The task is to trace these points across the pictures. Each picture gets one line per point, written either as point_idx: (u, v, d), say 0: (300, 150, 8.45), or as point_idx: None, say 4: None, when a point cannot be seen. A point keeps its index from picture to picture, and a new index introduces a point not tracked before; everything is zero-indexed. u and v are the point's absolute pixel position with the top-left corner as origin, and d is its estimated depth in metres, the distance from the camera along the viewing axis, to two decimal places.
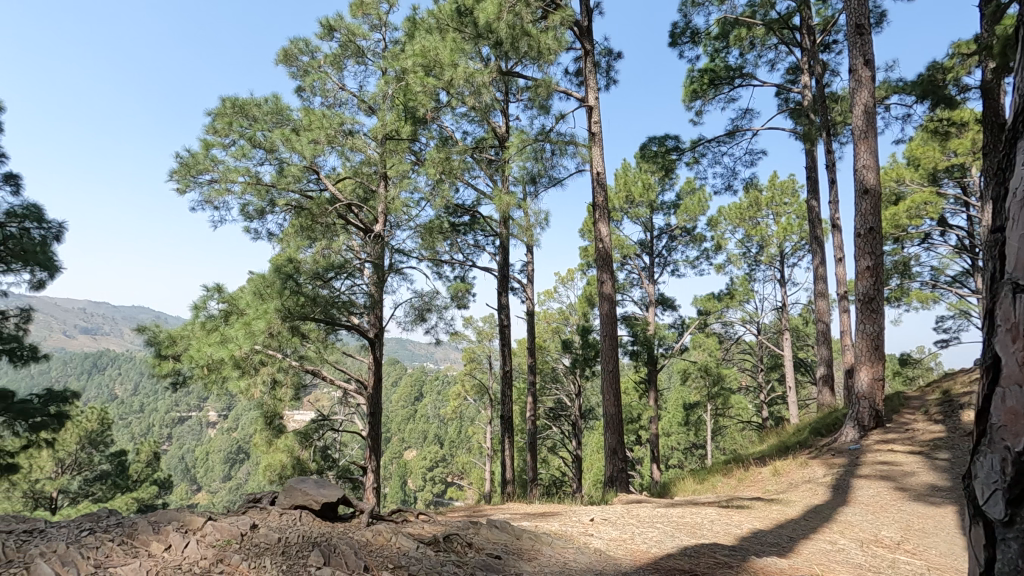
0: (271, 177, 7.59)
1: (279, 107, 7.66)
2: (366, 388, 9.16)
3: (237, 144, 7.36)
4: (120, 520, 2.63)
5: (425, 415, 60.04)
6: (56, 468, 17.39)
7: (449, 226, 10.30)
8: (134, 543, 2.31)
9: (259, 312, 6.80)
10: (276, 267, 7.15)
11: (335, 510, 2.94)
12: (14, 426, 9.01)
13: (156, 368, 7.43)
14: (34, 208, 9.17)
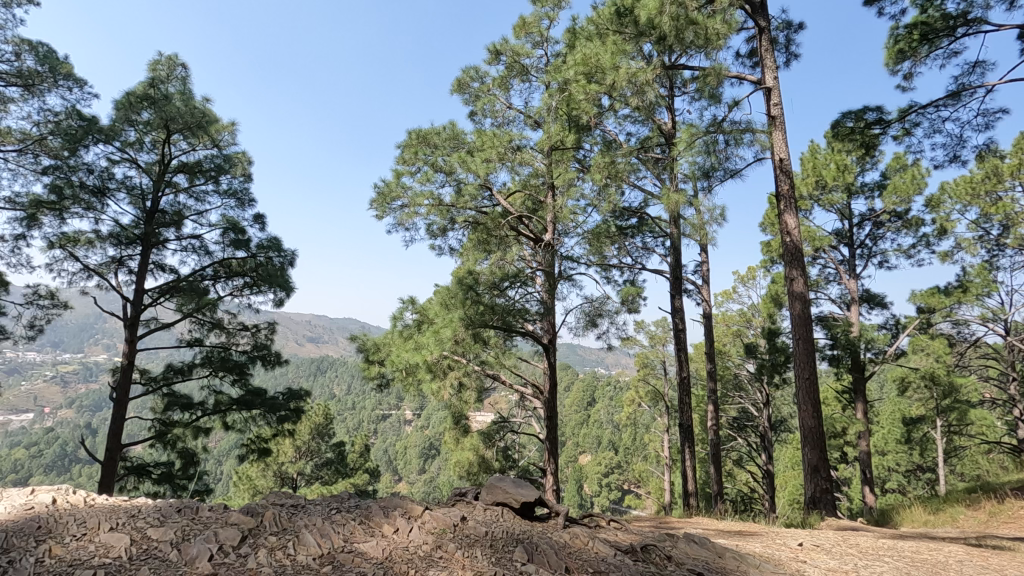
0: (451, 198, 8.31)
1: (455, 133, 8.34)
2: (542, 393, 9.44)
3: (422, 170, 8.20)
4: (357, 502, 3.10)
5: (598, 420, 60.08)
6: (296, 453, 21.05)
7: (616, 230, 10.20)
8: (371, 524, 2.70)
9: (446, 321, 7.40)
10: (458, 279, 7.77)
11: (534, 510, 3.09)
12: (268, 418, 11.09)
13: (366, 371, 8.57)
14: (274, 240, 11.20)
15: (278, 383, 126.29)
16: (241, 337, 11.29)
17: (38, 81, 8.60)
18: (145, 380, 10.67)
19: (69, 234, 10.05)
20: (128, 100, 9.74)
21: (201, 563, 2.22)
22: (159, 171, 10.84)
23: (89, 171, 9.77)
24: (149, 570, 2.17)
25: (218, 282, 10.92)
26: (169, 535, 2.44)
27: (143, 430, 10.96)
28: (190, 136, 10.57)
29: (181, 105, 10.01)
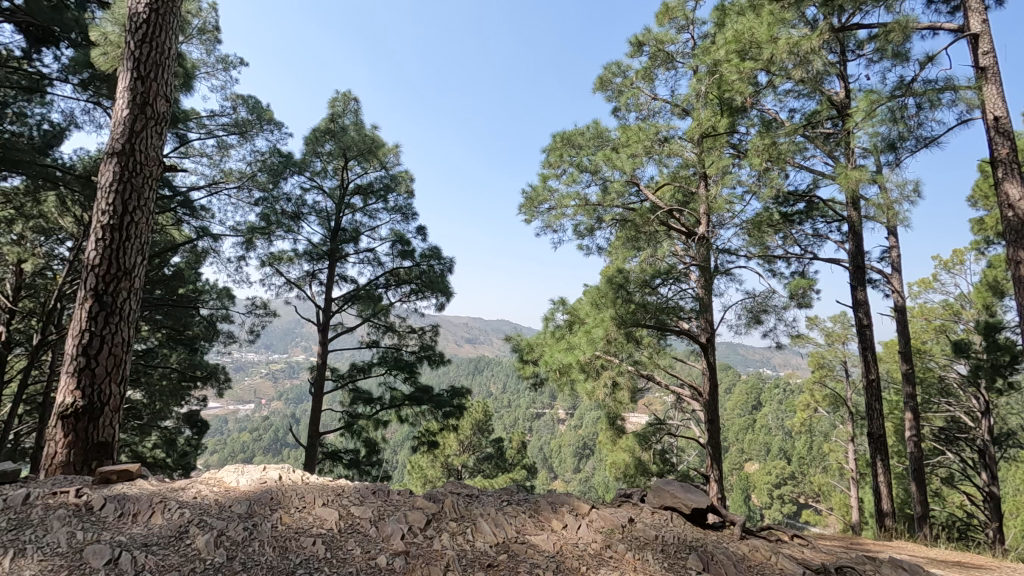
0: (598, 197, 8.26)
1: (599, 131, 8.29)
2: (701, 395, 8.93)
3: (568, 172, 8.28)
4: (525, 496, 3.24)
5: (766, 425, 55.15)
6: (460, 446, 22.55)
7: (779, 218, 9.29)
8: (541, 517, 2.82)
9: (597, 321, 7.30)
10: (608, 279, 7.70)
11: (706, 518, 2.96)
12: (435, 413, 12.04)
13: (521, 371, 8.87)
14: (435, 249, 12.10)
15: (443, 381, 126.02)
16: (410, 339, 12.41)
17: (250, 128, 10.37)
18: (336, 377, 12.25)
19: (275, 253, 11.94)
20: (314, 135, 11.31)
21: (396, 541, 2.51)
22: (340, 195, 12.39)
23: (287, 199, 11.51)
24: (355, 543, 2.51)
25: (390, 289, 12.14)
26: (368, 513, 2.79)
27: (335, 420, 12.58)
28: (363, 161, 11.91)
29: (355, 135, 11.35)
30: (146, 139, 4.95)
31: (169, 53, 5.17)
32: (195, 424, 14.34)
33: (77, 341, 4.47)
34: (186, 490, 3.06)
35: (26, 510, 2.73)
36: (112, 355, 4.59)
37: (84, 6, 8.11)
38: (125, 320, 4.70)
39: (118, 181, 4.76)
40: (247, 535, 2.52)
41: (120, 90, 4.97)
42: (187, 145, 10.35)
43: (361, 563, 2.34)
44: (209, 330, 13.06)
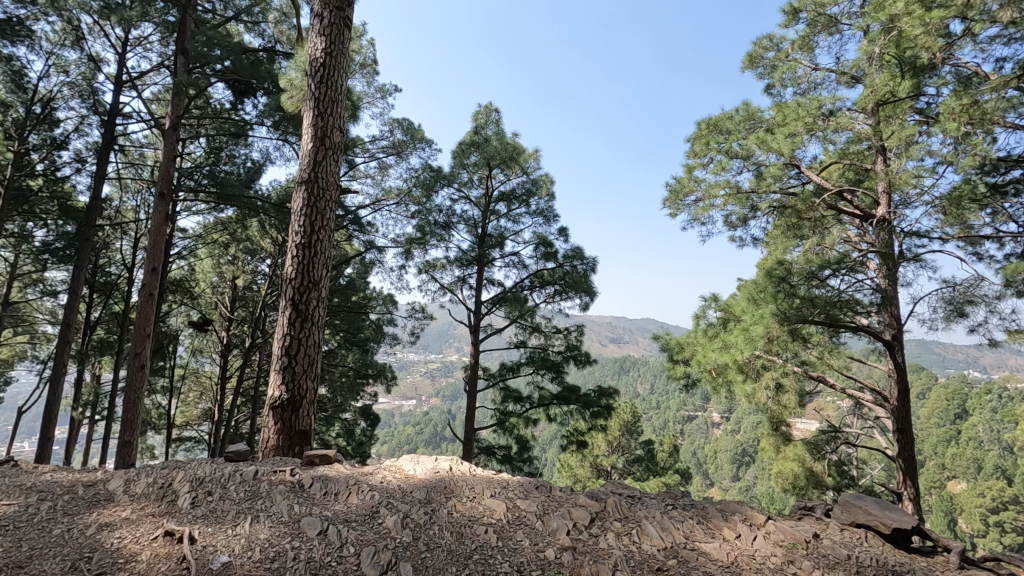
0: (751, 183, 7.64)
1: (750, 112, 7.65)
2: (887, 401, 7.80)
3: (716, 160, 7.80)
4: (690, 500, 3.14)
5: (975, 438, 46.36)
6: (609, 447, 22.39)
7: (986, 190, 7.77)
8: (711, 525, 2.73)
9: (756, 318, 6.73)
10: (767, 272, 7.10)
11: (911, 540, 2.64)
12: (583, 413, 12.08)
13: (672, 371, 8.53)
14: (578, 249, 12.08)
15: (586, 381, 126.04)
16: (556, 339, 12.60)
17: (405, 148, 11.35)
18: (487, 376, 12.87)
19: (430, 261, 12.91)
20: (461, 148, 12.06)
21: (562, 535, 2.59)
22: (486, 203, 13.03)
23: (439, 210, 12.38)
24: (524, 534, 2.63)
25: (535, 291, 12.47)
26: (533, 507, 2.91)
27: (488, 417, 13.20)
28: (505, 169, 12.38)
29: (497, 144, 11.86)
30: (327, 167, 5.69)
31: (342, 90, 5.87)
32: (369, 416, 16.06)
33: (281, 344, 5.27)
34: (374, 475, 3.44)
35: (256, 483, 3.30)
36: (307, 355, 5.33)
37: (273, 58, 9.55)
38: (316, 325, 5.44)
39: (307, 206, 5.54)
40: (428, 519, 2.76)
41: (306, 127, 5.78)
42: (355, 168, 11.65)
43: (531, 554, 2.44)
44: (377, 333, 14.54)
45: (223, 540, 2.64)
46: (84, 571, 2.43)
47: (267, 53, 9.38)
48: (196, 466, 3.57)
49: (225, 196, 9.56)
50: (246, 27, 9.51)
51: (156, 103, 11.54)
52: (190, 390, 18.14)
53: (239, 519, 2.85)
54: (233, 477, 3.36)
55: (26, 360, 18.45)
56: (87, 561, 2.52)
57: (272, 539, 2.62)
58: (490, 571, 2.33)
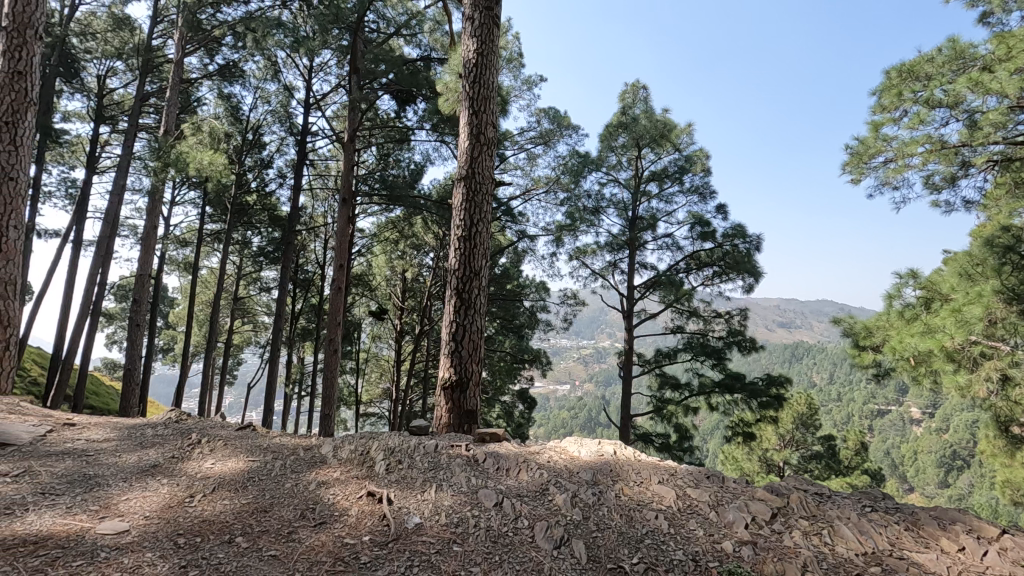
0: (962, 136, 6.34)
1: (959, 50, 6.34)
2: None
3: (912, 112, 6.64)
4: (895, 504, 2.78)
5: None
6: (780, 441, 20.58)
7: None
8: (923, 534, 2.41)
9: (972, 297, 5.62)
10: (988, 242, 6.06)
11: None
12: (749, 403, 11.23)
13: (857, 359, 7.53)
14: (739, 227, 11.13)
15: (756, 367, 126.28)
16: (716, 324, 11.83)
17: (552, 137, 11.48)
18: (642, 362, 12.59)
19: (580, 247, 12.95)
20: (608, 131, 11.85)
21: (740, 529, 2.48)
22: (636, 184, 12.67)
23: (588, 195, 12.35)
24: (696, 524, 2.56)
25: (691, 274, 11.84)
26: (706, 496, 2.80)
27: (645, 404, 12.91)
28: (656, 148, 11.88)
29: (646, 122, 11.41)
30: (482, 163, 5.99)
31: (493, 86, 6.12)
32: (526, 399, 16.74)
33: (448, 330, 5.72)
34: (540, 455, 3.58)
35: (437, 455, 3.64)
36: (471, 340, 5.71)
37: (429, 65, 10.26)
38: (478, 312, 5.78)
39: (466, 201, 5.89)
40: (596, 500, 2.81)
41: (463, 125, 6.14)
42: (506, 161, 12.09)
43: (706, 544, 2.38)
44: (532, 319, 15.03)
45: (414, 503, 2.97)
46: (310, 519, 2.91)
47: (424, 62, 10.11)
48: (386, 437, 4.05)
49: (394, 197, 10.58)
50: (405, 41, 10.35)
51: (336, 120, 13.13)
52: (372, 371, 20.54)
53: (426, 486, 3.18)
54: (418, 449, 3.74)
55: (251, 344, 22.44)
56: (312, 511, 3.01)
57: (454, 507, 2.89)
58: (664, 558, 2.30)
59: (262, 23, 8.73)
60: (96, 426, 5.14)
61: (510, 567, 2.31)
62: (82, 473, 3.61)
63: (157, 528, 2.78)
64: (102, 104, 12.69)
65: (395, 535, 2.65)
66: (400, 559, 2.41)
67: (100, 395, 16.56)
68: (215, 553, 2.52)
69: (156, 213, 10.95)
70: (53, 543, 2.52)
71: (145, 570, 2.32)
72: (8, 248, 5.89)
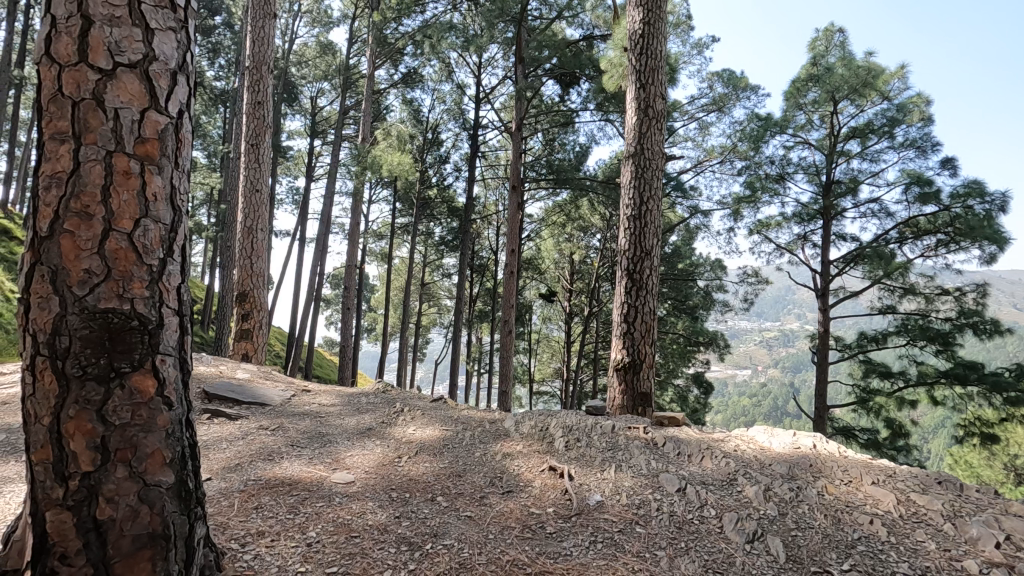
0: None
1: None
2: None
3: None
4: None
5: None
6: None
7: None
8: None
9: None
10: None
11: None
12: (990, 399, 9.24)
13: None
14: (975, 183, 9.01)
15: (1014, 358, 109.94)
16: (942, 303, 9.86)
17: (728, 102, 10.57)
18: (842, 347, 11.11)
19: (763, 220, 11.80)
20: (796, 87, 10.53)
21: (988, 548, 2.09)
22: (831, 144, 11.08)
23: (771, 161, 11.16)
24: (926, 535, 2.21)
25: (906, 245, 10.04)
26: (939, 505, 2.38)
27: (845, 394, 11.42)
28: (857, 99, 10.25)
29: (844, 71, 9.88)
30: (652, 138, 5.76)
31: (662, 56, 5.80)
32: (701, 384, 15.93)
33: (620, 311, 5.66)
34: (727, 443, 3.38)
35: (615, 435, 3.65)
36: (644, 321, 5.58)
37: (593, 44, 10.12)
38: (651, 293, 5.61)
39: (635, 178, 5.73)
40: (794, 496, 2.57)
41: (630, 101, 5.95)
42: (675, 133, 11.48)
43: (940, 561, 2.05)
44: (706, 299, 14.17)
45: (595, 481, 3.03)
46: (499, 486, 3.14)
47: (586, 41, 10.01)
48: (563, 415, 4.17)
49: (561, 181, 10.72)
50: (569, 22, 10.33)
51: (504, 110, 13.69)
52: (544, 351, 21.28)
53: (606, 465, 3.21)
54: (595, 428, 3.79)
55: (437, 325, 24.80)
56: (500, 479, 3.25)
57: (635, 488, 2.88)
58: (883, 569, 2.03)
59: (437, 28, 9.41)
60: (325, 392, 6.15)
61: (698, 556, 2.23)
62: (317, 431, 4.36)
63: (374, 482, 3.24)
64: (315, 121, 14.93)
65: (577, 510, 2.73)
66: (584, 534, 2.48)
67: (323, 367, 19.80)
68: (421, 508, 2.86)
69: (358, 211, 12.60)
70: (301, 486, 3.10)
71: (369, 516, 2.73)
72: (258, 247, 7.29)
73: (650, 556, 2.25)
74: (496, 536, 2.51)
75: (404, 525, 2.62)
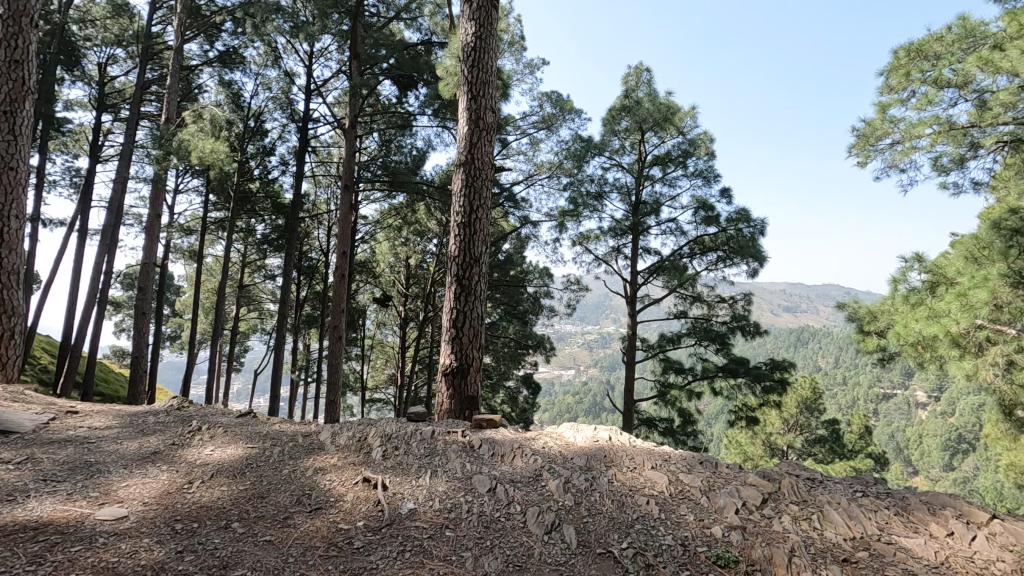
0: (969, 117, 5.60)
1: (969, 27, 5.51)
2: None
3: (919, 94, 5.86)
4: (884, 488, 2.96)
5: None
6: (784, 425, 20.51)
7: None
8: (912, 518, 2.59)
9: (978, 280, 5.22)
10: (993, 223, 5.58)
11: None
12: (753, 388, 11.19)
13: (862, 344, 7.43)
14: (743, 211, 10.94)
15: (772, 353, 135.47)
16: (720, 309, 11.71)
17: (555, 121, 11.36)
18: (646, 347, 12.58)
19: (584, 233, 12.91)
20: (611, 115, 11.75)
21: (730, 514, 2.52)
22: (639, 168, 12.54)
23: (591, 180, 12.27)
24: (688, 509, 2.58)
25: (695, 259, 11.76)
26: (697, 482, 2.82)
27: (648, 389, 12.95)
28: (659, 131, 11.75)
29: (650, 105, 11.26)
30: (481, 149, 5.93)
31: (492, 71, 6.03)
32: (530, 384, 16.80)
33: (449, 317, 5.72)
34: (536, 440, 3.60)
35: (433, 441, 3.66)
36: (472, 326, 5.71)
37: (431, 49, 10.13)
38: (479, 299, 5.77)
39: (465, 187, 5.85)
40: (588, 485, 2.82)
41: (462, 111, 6.06)
42: (508, 146, 12.00)
43: (696, 529, 2.41)
44: (535, 305, 14.99)
45: (408, 489, 3.00)
46: (306, 504, 2.95)
47: (425, 46, 9.99)
48: (384, 424, 4.07)
49: (397, 183, 10.48)
50: (407, 24, 10.23)
51: (337, 106, 13.04)
52: (377, 357, 20.61)
53: (421, 472, 3.20)
54: (414, 435, 3.76)
55: (258, 331, 22.61)
56: (308, 496, 3.05)
57: (448, 492, 2.91)
58: (653, 543, 2.32)
59: (260, 8, 8.59)
60: (100, 413, 5.18)
61: (501, 552, 2.33)
62: (83, 461, 3.66)
63: (154, 514, 2.82)
64: (104, 92, 12.59)
65: (388, 520, 2.68)
66: (392, 545, 2.43)
67: (109, 383, 16.74)
68: (210, 538, 2.55)
69: (159, 201, 10.93)
70: (52, 529, 2.56)
71: (143, 555, 2.36)
72: (9, 237, 5.87)
73: (456, 559, 2.29)
74: (298, 559, 2.35)
75: (187, 561, 2.31)
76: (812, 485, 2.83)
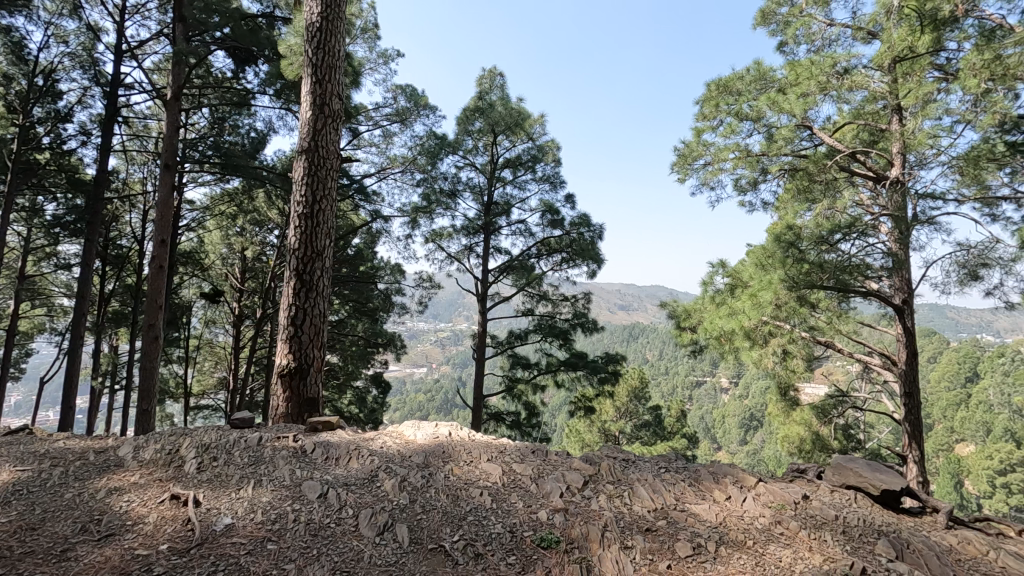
0: (761, 146, 6.67)
1: (762, 71, 6.54)
2: (893, 363, 7.10)
3: (726, 123, 6.81)
4: (682, 463, 3.39)
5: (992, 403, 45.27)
6: (617, 412, 22.48)
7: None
8: (701, 487, 3.01)
9: (765, 283, 6.05)
10: (775, 236, 6.29)
11: (898, 500, 3.18)
12: (590, 379, 12.09)
13: (679, 338, 8.41)
14: (584, 216, 11.78)
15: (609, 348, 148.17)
16: (563, 306, 12.46)
17: (409, 116, 11.16)
18: (495, 344, 12.92)
19: (437, 230, 12.88)
20: (465, 115, 11.88)
21: (555, 498, 2.70)
22: (491, 170, 12.85)
23: (444, 178, 12.28)
24: (518, 497, 2.71)
25: (542, 259, 12.37)
26: (528, 470, 2.98)
27: (497, 383, 13.33)
28: (511, 135, 12.17)
29: (502, 109, 11.60)
30: (326, 136, 5.60)
31: (339, 55, 5.73)
32: (379, 383, 16.29)
33: (287, 314, 5.30)
34: (374, 441, 3.51)
35: (260, 449, 3.38)
36: (313, 324, 5.37)
37: (273, 24, 9.34)
38: (320, 295, 5.45)
39: (307, 175, 5.47)
40: (424, 482, 2.82)
41: (305, 95, 5.66)
42: (358, 136, 11.51)
43: (524, 515, 2.54)
44: (386, 302, 14.56)
45: (226, 503, 2.73)
46: (95, 531, 2.53)
47: (266, 19, 9.17)
48: (202, 433, 3.64)
49: (229, 166, 9.46)
50: None
51: (157, 73, 11.40)
52: (205, 359, 18.43)
53: (242, 482, 2.93)
54: (238, 444, 3.43)
55: (46, 332, 18.89)
56: (97, 522, 2.62)
57: (273, 502, 2.71)
58: (484, 532, 2.40)
59: None
60: None
61: (328, 559, 2.22)
62: None
63: None
64: None
65: (199, 540, 2.40)
66: (203, 566, 2.19)
67: None
68: None
69: None
70: None
71: None
72: None
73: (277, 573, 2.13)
74: None
75: None
76: (625, 465, 3.14)
